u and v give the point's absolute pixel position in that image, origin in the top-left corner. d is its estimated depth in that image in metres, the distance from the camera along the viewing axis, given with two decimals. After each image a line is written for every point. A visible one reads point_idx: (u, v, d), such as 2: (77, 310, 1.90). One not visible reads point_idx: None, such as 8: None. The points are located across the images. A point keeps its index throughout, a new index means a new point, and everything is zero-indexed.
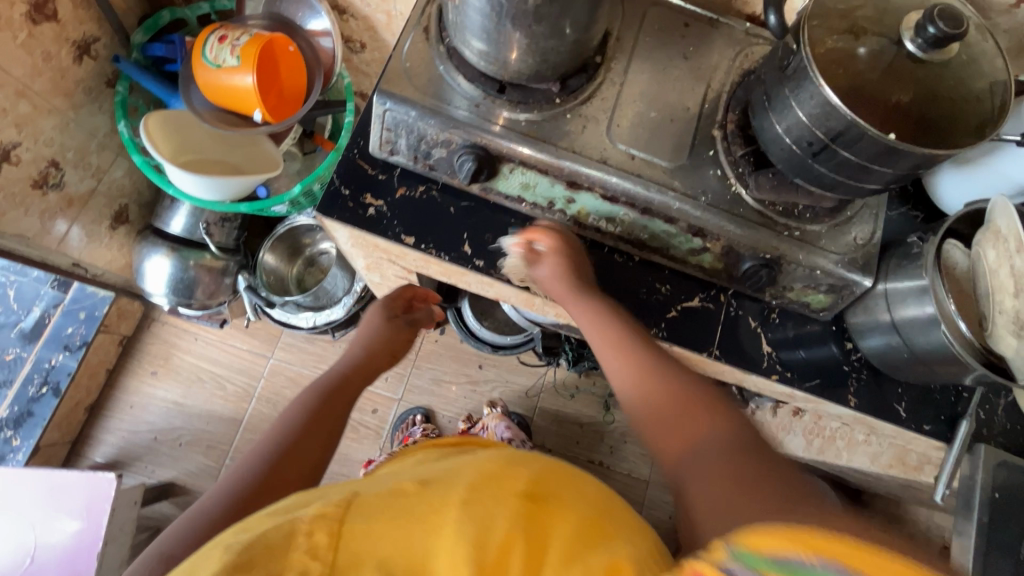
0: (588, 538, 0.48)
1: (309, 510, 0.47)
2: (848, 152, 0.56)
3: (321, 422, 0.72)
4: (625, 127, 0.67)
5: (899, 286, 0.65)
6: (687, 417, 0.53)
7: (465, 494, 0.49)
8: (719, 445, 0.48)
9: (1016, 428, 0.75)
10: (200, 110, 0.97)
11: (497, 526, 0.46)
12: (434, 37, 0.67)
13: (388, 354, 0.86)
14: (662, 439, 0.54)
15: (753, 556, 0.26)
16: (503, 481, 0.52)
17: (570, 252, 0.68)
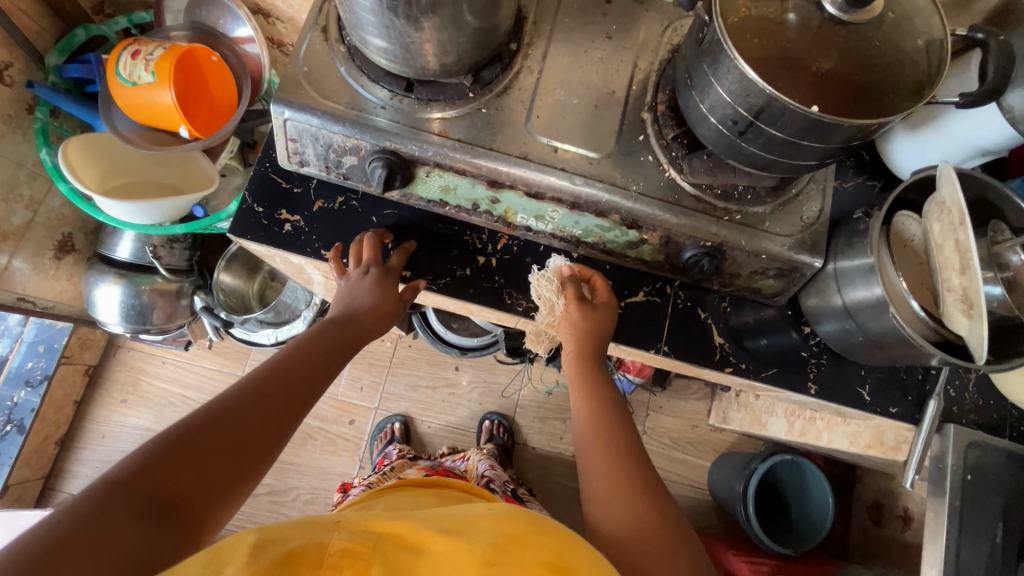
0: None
1: (340, 537, 0.40)
2: (774, 129, 0.51)
3: (286, 383, 0.53)
4: (546, 118, 0.63)
5: (848, 266, 0.61)
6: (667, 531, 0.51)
7: (486, 554, 0.40)
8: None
9: (990, 403, 0.70)
10: (123, 130, 0.93)
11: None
12: (334, 36, 0.62)
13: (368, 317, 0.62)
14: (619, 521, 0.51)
15: None
16: (529, 543, 0.42)
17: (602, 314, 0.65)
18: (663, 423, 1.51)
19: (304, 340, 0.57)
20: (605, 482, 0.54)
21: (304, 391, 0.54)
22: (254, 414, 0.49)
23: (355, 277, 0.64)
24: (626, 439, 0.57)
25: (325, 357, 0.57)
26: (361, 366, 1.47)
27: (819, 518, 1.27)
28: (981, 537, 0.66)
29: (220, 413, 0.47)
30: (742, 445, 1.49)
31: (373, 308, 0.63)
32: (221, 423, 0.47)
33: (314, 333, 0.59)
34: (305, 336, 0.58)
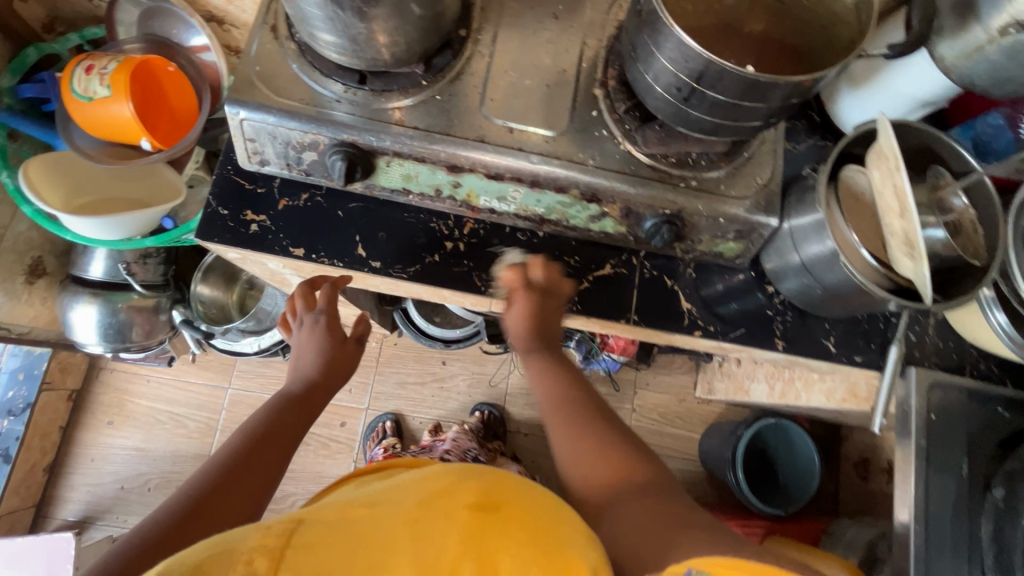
0: (534, 530, 0.44)
1: (252, 537, 0.41)
2: (715, 92, 0.53)
3: (263, 443, 0.59)
4: (500, 101, 0.64)
5: (801, 223, 0.63)
6: (618, 457, 0.56)
7: (410, 513, 0.45)
8: (648, 489, 0.52)
9: (950, 345, 0.73)
10: (85, 147, 0.92)
11: (442, 545, 0.43)
12: (283, 34, 0.63)
13: (333, 372, 0.68)
14: (584, 479, 0.55)
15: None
16: (453, 492, 0.47)
17: (553, 299, 0.67)
18: (651, 400, 1.54)
19: (265, 413, 0.63)
20: (574, 449, 0.57)
21: (281, 452, 0.60)
22: (233, 486, 0.54)
23: (298, 330, 0.69)
24: (586, 409, 0.61)
25: (295, 417, 0.63)
26: None
27: (804, 467, 1.31)
28: (951, 476, 0.67)
29: (195, 504, 0.51)
30: (730, 414, 1.52)
31: (325, 364, 0.67)
32: (200, 509, 0.51)
33: (273, 406, 0.64)
34: (265, 409, 0.63)
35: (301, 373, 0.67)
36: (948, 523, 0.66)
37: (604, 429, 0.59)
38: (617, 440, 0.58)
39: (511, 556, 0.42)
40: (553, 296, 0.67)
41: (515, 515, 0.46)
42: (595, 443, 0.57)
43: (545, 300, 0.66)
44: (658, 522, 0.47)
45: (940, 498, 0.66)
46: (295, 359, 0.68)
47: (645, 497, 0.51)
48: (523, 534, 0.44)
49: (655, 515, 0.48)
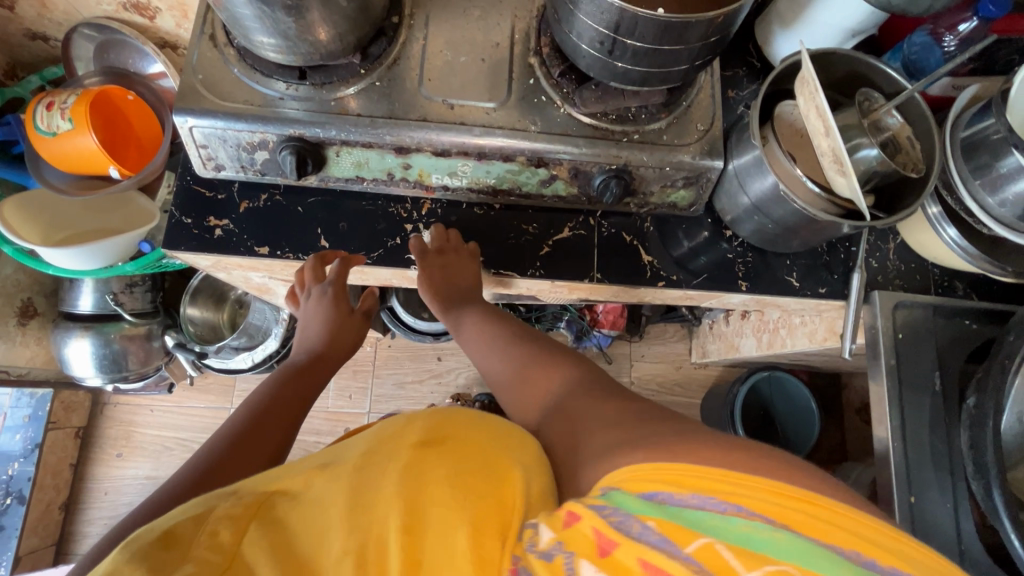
0: (475, 460, 0.46)
1: (222, 505, 0.42)
2: (635, 41, 0.54)
3: (271, 411, 0.61)
4: (437, 80, 0.66)
5: (741, 162, 0.65)
6: (541, 374, 0.60)
7: (358, 462, 0.47)
8: (568, 388, 0.56)
9: (912, 267, 0.75)
10: (56, 183, 0.95)
11: (386, 481, 0.44)
12: (222, 41, 0.65)
13: (339, 349, 0.72)
14: (525, 404, 0.60)
15: (628, 495, 0.34)
16: (400, 436, 0.50)
17: (452, 255, 0.69)
18: (647, 370, 1.55)
19: (272, 384, 0.65)
20: (506, 384, 0.62)
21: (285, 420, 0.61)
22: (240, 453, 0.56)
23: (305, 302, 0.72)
24: (516, 340, 0.66)
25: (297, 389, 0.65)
26: (345, 375, 1.49)
27: (798, 396, 1.35)
28: (925, 391, 0.68)
29: (199, 478, 0.51)
30: (728, 376, 1.53)
31: (330, 337, 0.71)
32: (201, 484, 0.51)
33: (280, 376, 0.66)
34: (273, 379, 0.66)
35: (306, 344, 0.71)
36: (927, 437, 0.67)
37: (529, 353, 0.63)
38: (536, 356, 0.63)
39: (449, 482, 0.43)
40: (462, 254, 0.70)
41: (458, 448, 0.47)
42: (519, 368, 0.63)
43: (444, 258, 0.69)
44: (572, 417, 0.51)
45: (915, 415, 0.68)
46: (303, 329, 0.72)
47: (564, 400, 0.55)
48: (463, 465, 0.45)
49: (573, 411, 0.52)
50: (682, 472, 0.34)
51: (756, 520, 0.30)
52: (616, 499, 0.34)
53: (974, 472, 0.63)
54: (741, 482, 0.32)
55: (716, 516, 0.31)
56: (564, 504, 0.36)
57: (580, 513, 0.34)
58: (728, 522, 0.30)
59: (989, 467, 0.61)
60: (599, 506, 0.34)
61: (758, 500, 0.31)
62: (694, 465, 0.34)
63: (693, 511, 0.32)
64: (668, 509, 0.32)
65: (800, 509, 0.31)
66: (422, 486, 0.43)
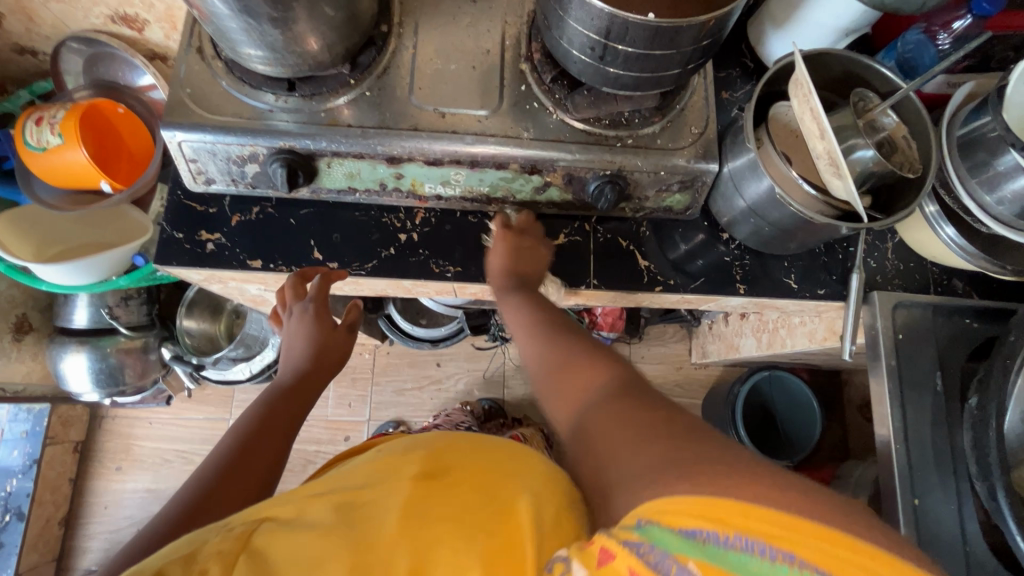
0: (476, 495, 0.48)
1: (212, 541, 0.41)
2: (625, 46, 0.54)
3: (264, 432, 0.60)
4: (428, 88, 0.65)
5: (736, 165, 0.65)
6: (583, 369, 0.48)
7: (357, 495, 0.47)
8: (613, 391, 0.44)
9: (910, 266, 0.75)
10: (46, 199, 0.95)
11: (390, 514, 0.45)
12: (209, 54, 0.65)
13: (329, 365, 0.69)
14: (558, 403, 0.49)
15: (666, 530, 0.30)
16: (399, 467, 0.50)
17: (528, 238, 0.67)
18: (648, 372, 1.54)
19: (258, 406, 0.63)
20: (542, 377, 0.51)
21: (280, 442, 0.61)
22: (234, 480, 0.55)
23: (288, 321, 0.69)
24: (553, 328, 0.55)
25: (291, 407, 0.64)
26: (344, 383, 1.48)
27: (799, 395, 1.35)
28: (925, 392, 0.68)
29: (188, 516, 0.51)
30: (728, 375, 1.53)
31: (315, 353, 0.67)
32: (192, 518, 0.51)
33: (266, 397, 0.64)
34: (260, 400, 0.64)
35: (291, 363, 0.67)
36: (929, 437, 0.66)
37: (573, 346, 0.52)
38: (578, 350, 0.51)
39: (457, 521, 0.44)
40: (535, 242, 0.68)
41: (458, 480, 0.49)
42: (557, 360, 0.51)
43: (521, 238, 0.66)
44: (607, 430, 0.41)
45: (917, 415, 0.67)
46: (286, 347, 0.68)
47: (603, 404, 0.43)
48: (466, 499, 0.47)
49: (612, 425, 0.41)
50: (730, 511, 0.30)
51: (809, 572, 0.27)
52: (653, 534, 0.31)
53: (978, 473, 0.62)
54: (795, 526, 0.29)
55: (763, 563, 0.28)
56: (596, 537, 0.33)
57: (614, 550, 0.32)
58: (778, 571, 0.27)
59: (993, 468, 0.60)
60: (634, 543, 0.31)
61: (811, 549, 0.28)
62: (741, 502, 0.30)
63: (739, 555, 0.28)
64: (712, 550, 0.29)
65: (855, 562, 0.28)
66: (426, 521, 0.44)
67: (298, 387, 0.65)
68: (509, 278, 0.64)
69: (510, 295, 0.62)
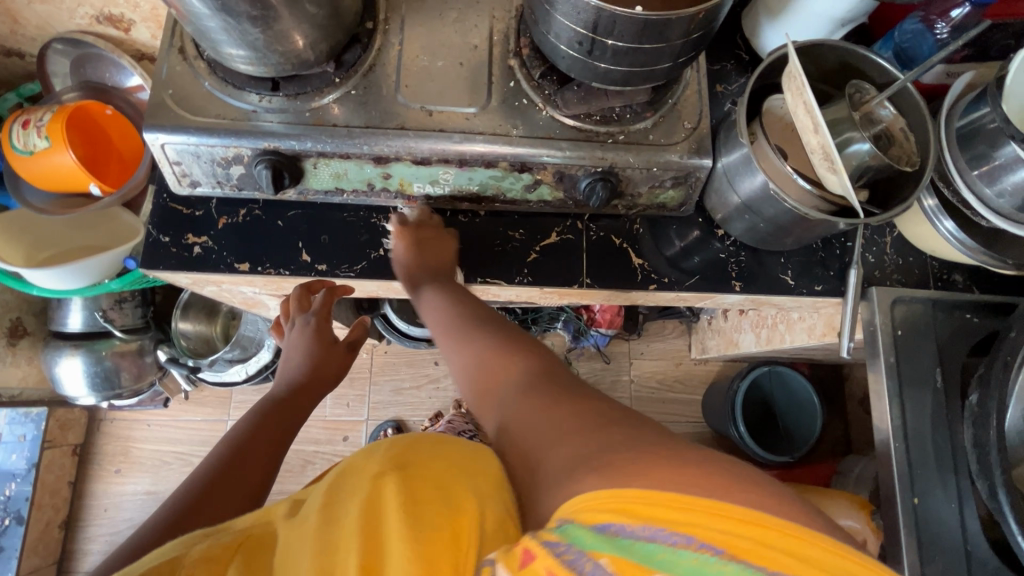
0: (436, 488, 0.43)
1: (197, 549, 0.42)
2: (613, 40, 0.53)
3: (257, 445, 0.61)
4: (414, 86, 0.64)
5: (730, 161, 0.63)
6: (497, 363, 0.49)
7: (321, 504, 0.44)
8: (526, 383, 0.45)
9: (910, 261, 0.73)
10: (36, 203, 0.94)
11: (344, 523, 0.41)
12: (191, 54, 0.64)
13: (326, 379, 0.70)
14: (478, 399, 0.49)
15: (581, 528, 0.29)
16: (362, 468, 0.46)
17: (428, 229, 0.67)
18: (647, 368, 1.53)
19: (254, 418, 0.64)
20: (465, 376, 0.51)
21: (273, 454, 0.62)
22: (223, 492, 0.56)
23: (290, 332, 0.70)
24: (472, 320, 0.55)
25: (285, 420, 0.65)
26: (342, 383, 1.48)
27: (799, 390, 1.34)
28: (925, 389, 0.66)
29: (172, 525, 0.52)
30: (728, 371, 1.51)
31: (311, 367, 0.68)
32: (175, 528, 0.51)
33: (262, 409, 0.65)
34: (256, 411, 0.65)
35: (288, 375, 0.68)
36: (929, 435, 0.65)
37: (487, 338, 0.52)
38: (495, 343, 0.51)
39: (409, 516, 0.39)
40: (437, 231, 0.67)
41: (414, 475, 0.44)
42: (475, 353, 0.51)
43: (420, 231, 0.66)
44: (529, 428, 0.40)
45: (917, 413, 0.66)
46: (285, 360, 0.69)
47: (517, 398, 0.44)
48: (418, 493, 0.41)
49: (522, 414, 0.42)
50: (633, 499, 0.29)
51: (708, 553, 0.27)
52: (569, 533, 0.29)
53: (979, 472, 0.61)
54: (703, 507, 0.28)
55: (668, 549, 0.27)
56: (521, 539, 0.31)
57: (535, 551, 0.29)
58: (679, 556, 0.27)
59: (994, 468, 0.59)
60: (552, 543, 0.29)
61: (717, 532, 0.27)
62: (648, 488, 0.30)
63: (646, 544, 0.27)
64: (620, 543, 0.28)
65: (760, 539, 0.27)
66: (379, 529, 0.40)
67: (293, 400, 0.66)
68: (418, 273, 0.64)
69: (425, 288, 0.62)
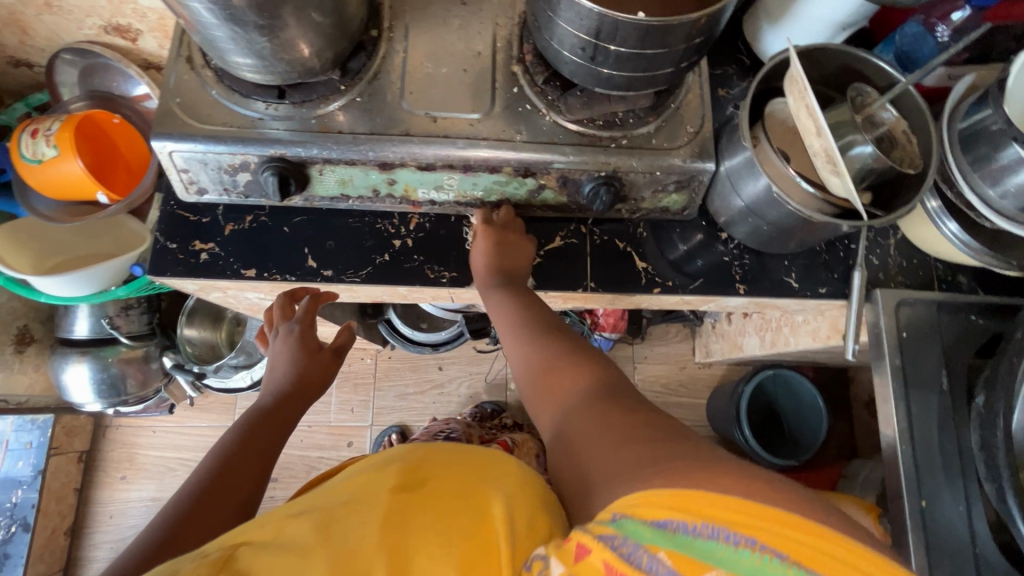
0: (451, 501, 0.47)
1: (188, 566, 0.40)
2: (616, 46, 0.53)
3: (244, 457, 0.58)
4: (419, 93, 0.65)
5: (733, 164, 0.64)
6: (566, 371, 0.52)
7: (326, 519, 0.45)
8: (589, 392, 0.48)
9: (914, 262, 0.73)
10: (44, 211, 0.95)
11: (365, 534, 0.43)
12: (198, 63, 0.65)
13: (313, 388, 0.68)
14: (542, 402, 0.52)
15: (639, 523, 0.32)
16: (376, 481, 0.49)
17: (512, 232, 0.68)
18: (651, 371, 1.53)
19: (238, 431, 0.61)
20: (530, 380, 0.55)
21: (260, 465, 0.59)
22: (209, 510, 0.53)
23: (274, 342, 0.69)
24: (542, 330, 0.59)
25: (272, 429, 0.62)
26: (347, 388, 1.48)
27: (804, 393, 1.33)
28: (931, 391, 0.66)
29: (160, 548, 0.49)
30: (732, 374, 1.51)
31: (297, 377, 0.66)
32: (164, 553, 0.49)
33: (245, 421, 0.63)
34: (239, 424, 0.62)
35: (273, 386, 0.66)
36: (936, 437, 0.65)
37: (559, 347, 0.55)
38: (563, 352, 0.54)
39: (433, 528, 0.44)
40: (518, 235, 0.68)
41: (438, 490, 0.48)
42: (542, 362, 0.54)
43: (503, 234, 0.67)
44: (583, 433, 0.44)
45: (924, 415, 0.66)
46: (269, 371, 0.68)
47: (581, 406, 0.47)
48: (438, 508, 0.45)
49: (580, 420, 0.45)
50: (697, 501, 0.31)
51: (770, 555, 0.28)
52: (626, 527, 0.32)
53: (987, 474, 0.61)
54: (771, 515, 0.30)
55: (727, 549, 0.29)
56: (575, 534, 0.35)
57: (592, 544, 0.33)
58: (741, 556, 0.29)
59: (1001, 470, 0.59)
60: (608, 536, 0.33)
61: (782, 537, 0.29)
62: (713, 492, 0.31)
63: (705, 542, 0.30)
64: (679, 539, 0.30)
65: (823, 549, 0.29)
66: (403, 537, 0.43)
67: (279, 409, 0.64)
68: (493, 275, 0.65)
69: (496, 292, 0.65)
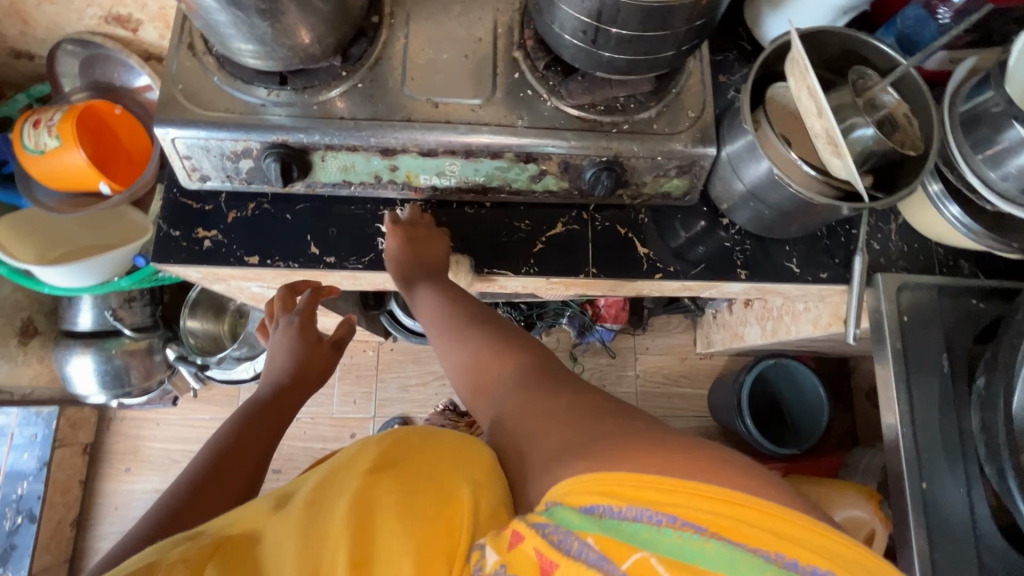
0: (423, 481, 0.45)
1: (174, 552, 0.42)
2: (617, 28, 0.53)
3: (241, 445, 0.59)
4: (420, 79, 0.65)
5: (735, 148, 0.64)
6: (494, 359, 0.55)
7: (300, 505, 0.45)
8: (517, 377, 0.52)
9: (915, 247, 0.74)
10: (47, 202, 0.95)
11: (334, 516, 0.43)
12: (199, 50, 0.65)
13: (313, 377, 0.69)
14: (477, 391, 0.56)
15: (568, 510, 0.36)
16: (350, 464, 0.48)
17: (420, 228, 0.68)
18: (653, 362, 1.53)
19: (236, 422, 0.62)
20: (464, 372, 0.58)
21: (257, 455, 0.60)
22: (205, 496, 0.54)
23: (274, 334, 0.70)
24: (472, 319, 0.61)
25: (266, 419, 0.63)
26: (349, 380, 1.48)
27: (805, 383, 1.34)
28: (931, 375, 0.67)
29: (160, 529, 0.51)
30: (734, 365, 1.51)
31: (296, 369, 0.67)
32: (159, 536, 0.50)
33: (245, 412, 0.63)
34: (238, 414, 0.63)
35: (272, 377, 0.67)
36: (937, 420, 0.65)
37: (485, 335, 0.58)
38: (491, 341, 0.57)
39: (399, 509, 0.42)
40: (428, 230, 0.68)
41: (410, 472, 0.46)
42: (473, 352, 0.57)
43: (411, 230, 0.67)
44: (520, 419, 0.47)
45: (925, 398, 0.66)
46: (270, 362, 0.68)
47: (512, 391, 0.50)
48: (407, 487, 0.44)
49: (520, 408, 0.48)
50: (630, 485, 0.34)
51: (690, 531, 0.32)
52: (557, 515, 0.36)
53: (987, 455, 0.62)
54: (706, 493, 0.33)
55: (651, 529, 0.33)
56: (511, 524, 0.38)
57: (523, 533, 0.36)
58: (665, 535, 0.32)
59: (1001, 451, 0.59)
60: (539, 525, 0.36)
61: (705, 513, 0.32)
62: (648, 473, 0.34)
63: (631, 524, 0.33)
64: (607, 523, 0.34)
65: (754, 522, 0.31)
66: (368, 519, 0.42)
67: (279, 400, 0.65)
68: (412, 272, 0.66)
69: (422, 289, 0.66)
